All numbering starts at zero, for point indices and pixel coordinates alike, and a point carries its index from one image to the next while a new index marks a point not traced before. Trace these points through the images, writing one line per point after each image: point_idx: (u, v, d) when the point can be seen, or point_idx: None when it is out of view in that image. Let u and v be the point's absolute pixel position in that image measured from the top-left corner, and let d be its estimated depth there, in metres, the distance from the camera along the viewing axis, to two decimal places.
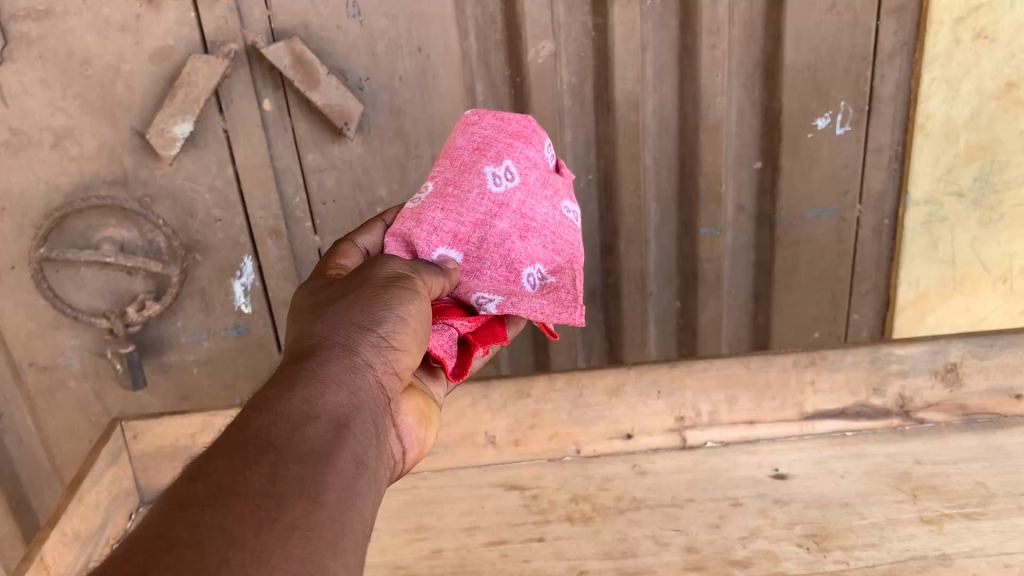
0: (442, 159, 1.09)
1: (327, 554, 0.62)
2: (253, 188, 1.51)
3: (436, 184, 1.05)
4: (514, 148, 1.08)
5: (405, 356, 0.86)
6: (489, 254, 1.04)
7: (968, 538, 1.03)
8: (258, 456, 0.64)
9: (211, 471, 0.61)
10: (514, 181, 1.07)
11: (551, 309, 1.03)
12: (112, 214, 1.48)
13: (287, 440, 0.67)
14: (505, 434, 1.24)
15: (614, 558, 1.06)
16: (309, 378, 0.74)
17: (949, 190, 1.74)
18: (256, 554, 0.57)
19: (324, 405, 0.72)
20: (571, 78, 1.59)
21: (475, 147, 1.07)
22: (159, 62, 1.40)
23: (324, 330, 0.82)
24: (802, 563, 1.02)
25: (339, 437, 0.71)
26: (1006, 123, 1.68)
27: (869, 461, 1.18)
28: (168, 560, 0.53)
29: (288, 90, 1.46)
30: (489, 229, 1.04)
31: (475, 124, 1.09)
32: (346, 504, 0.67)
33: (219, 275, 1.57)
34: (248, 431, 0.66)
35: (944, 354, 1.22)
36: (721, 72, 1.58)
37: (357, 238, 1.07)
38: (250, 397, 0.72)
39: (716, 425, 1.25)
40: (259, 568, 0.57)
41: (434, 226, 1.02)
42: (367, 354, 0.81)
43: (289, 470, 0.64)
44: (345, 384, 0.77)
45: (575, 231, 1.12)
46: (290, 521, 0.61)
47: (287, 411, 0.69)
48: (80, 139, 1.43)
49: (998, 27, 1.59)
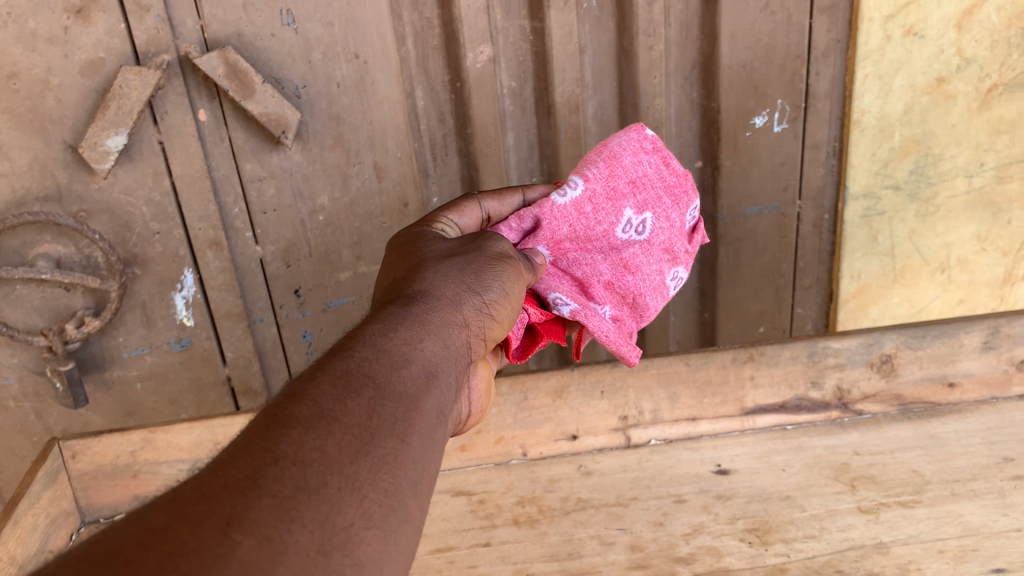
0: (604, 159, 1.07)
1: (415, 493, 0.59)
2: (191, 200, 1.50)
3: (581, 194, 1.05)
4: (662, 203, 1.08)
5: (496, 324, 0.85)
6: (573, 278, 1.08)
7: (903, 526, 1.06)
8: (359, 389, 0.63)
9: (317, 394, 0.60)
10: (641, 235, 1.08)
11: (615, 339, 1.07)
12: (46, 230, 1.45)
13: (387, 378, 0.65)
14: (451, 441, 1.24)
15: (560, 560, 1.07)
16: (408, 322, 0.73)
17: (885, 184, 1.78)
18: (353, 481, 0.56)
19: (420, 348, 0.71)
20: (512, 82, 1.58)
21: (632, 182, 1.07)
22: (90, 75, 1.38)
23: (416, 283, 0.82)
24: (744, 557, 1.04)
25: (432, 382, 0.69)
26: (938, 117, 1.72)
27: (809, 454, 1.20)
28: (275, 472, 0.53)
29: (223, 100, 1.45)
30: (590, 260, 1.07)
31: (647, 155, 1.08)
32: (434, 449, 0.64)
33: (160, 289, 1.55)
34: (352, 365, 0.65)
35: (879, 345, 1.25)
36: (658, 73, 1.60)
37: (484, 199, 1.10)
38: (352, 332, 0.71)
39: (659, 422, 1.26)
40: (354, 492, 0.55)
41: (548, 234, 1.05)
42: (463, 309, 0.80)
43: (386, 407, 0.62)
44: (439, 330, 0.75)
45: (665, 300, 1.12)
46: (381, 454, 0.59)
47: (387, 350, 0.68)
48: (9, 154, 1.40)
49: (926, 24, 1.63)
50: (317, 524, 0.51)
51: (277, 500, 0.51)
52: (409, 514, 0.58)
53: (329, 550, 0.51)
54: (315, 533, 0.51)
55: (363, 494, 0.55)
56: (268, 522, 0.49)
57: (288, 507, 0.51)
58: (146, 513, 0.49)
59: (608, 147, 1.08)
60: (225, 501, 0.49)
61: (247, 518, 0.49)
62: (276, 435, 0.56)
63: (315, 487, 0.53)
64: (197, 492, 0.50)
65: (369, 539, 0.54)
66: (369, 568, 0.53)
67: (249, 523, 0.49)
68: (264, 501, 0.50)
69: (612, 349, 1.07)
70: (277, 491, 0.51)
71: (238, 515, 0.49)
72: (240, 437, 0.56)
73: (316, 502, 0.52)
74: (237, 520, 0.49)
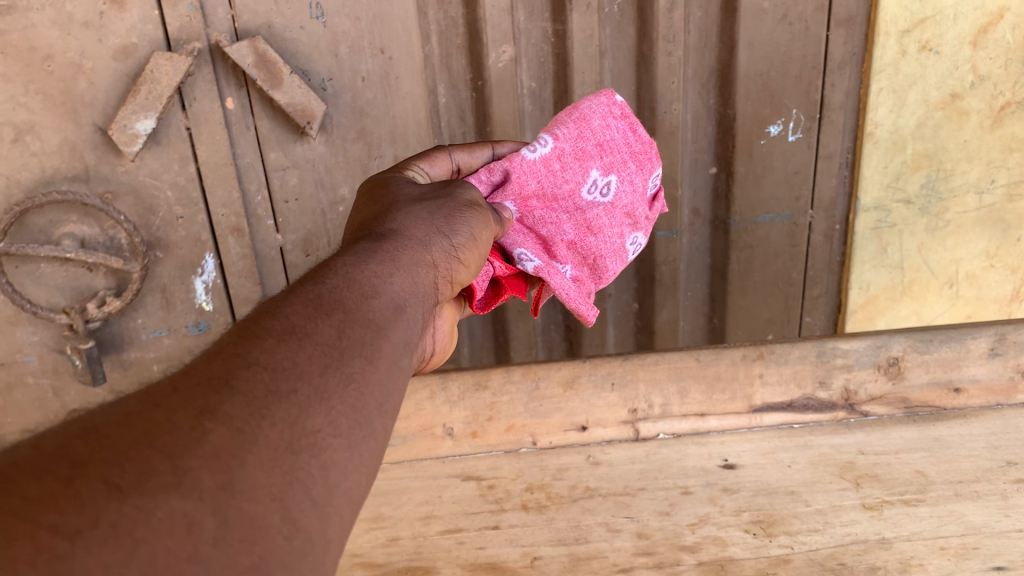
0: (574, 118, 1.09)
1: (379, 413, 0.59)
2: (215, 185, 1.53)
3: (549, 152, 1.07)
4: (627, 168, 1.11)
5: (462, 271, 0.87)
6: (536, 234, 1.09)
7: (906, 523, 1.07)
8: (329, 312, 0.62)
9: (288, 311, 0.60)
10: (605, 197, 1.10)
11: (575, 297, 1.10)
12: (73, 210, 1.48)
13: (357, 304, 0.65)
14: (463, 426, 1.28)
15: (567, 544, 1.09)
16: (380, 260, 0.73)
17: (897, 198, 1.80)
18: (322, 391, 0.55)
19: (390, 284, 0.71)
20: (532, 83, 1.61)
21: (599, 144, 1.09)
22: (123, 59, 1.42)
23: (389, 225, 0.82)
24: (748, 547, 1.06)
25: (400, 316, 0.69)
26: (951, 132, 1.74)
27: (815, 451, 1.22)
28: (246, 372, 0.52)
29: (251, 89, 1.49)
30: (554, 218, 1.09)
31: (615, 118, 1.10)
32: (399, 375, 0.64)
33: (180, 272, 1.58)
34: (323, 289, 0.65)
35: (886, 347, 1.29)
36: (676, 79, 1.63)
37: (454, 151, 1.12)
38: (324, 264, 0.71)
39: (668, 417, 1.29)
40: (323, 401, 0.54)
41: (515, 188, 1.07)
42: (432, 254, 0.82)
43: (355, 331, 0.62)
44: (409, 270, 0.76)
45: (626, 264, 1.14)
46: (350, 371, 0.58)
47: (358, 280, 0.68)
48: (41, 134, 1.43)
49: (942, 40, 1.66)
50: (286, 422, 0.50)
51: (249, 399, 0.50)
52: (373, 430, 0.57)
53: (298, 449, 0.50)
54: (285, 432, 0.50)
55: (332, 405, 0.55)
56: (240, 416, 0.49)
57: (258, 406, 0.50)
58: (116, 404, 0.48)
59: (578, 109, 1.10)
60: (198, 394, 0.48)
61: (220, 411, 0.48)
62: (247, 343, 0.55)
63: (284, 389, 0.52)
64: (168, 387, 0.49)
65: (336, 446, 0.53)
66: (336, 472, 0.52)
67: (221, 414, 0.48)
68: (236, 398, 0.49)
69: (571, 307, 1.10)
70: (247, 389, 0.50)
71: (210, 407, 0.48)
72: (210, 345, 0.56)
73: (286, 404, 0.51)
74: (209, 411, 0.48)
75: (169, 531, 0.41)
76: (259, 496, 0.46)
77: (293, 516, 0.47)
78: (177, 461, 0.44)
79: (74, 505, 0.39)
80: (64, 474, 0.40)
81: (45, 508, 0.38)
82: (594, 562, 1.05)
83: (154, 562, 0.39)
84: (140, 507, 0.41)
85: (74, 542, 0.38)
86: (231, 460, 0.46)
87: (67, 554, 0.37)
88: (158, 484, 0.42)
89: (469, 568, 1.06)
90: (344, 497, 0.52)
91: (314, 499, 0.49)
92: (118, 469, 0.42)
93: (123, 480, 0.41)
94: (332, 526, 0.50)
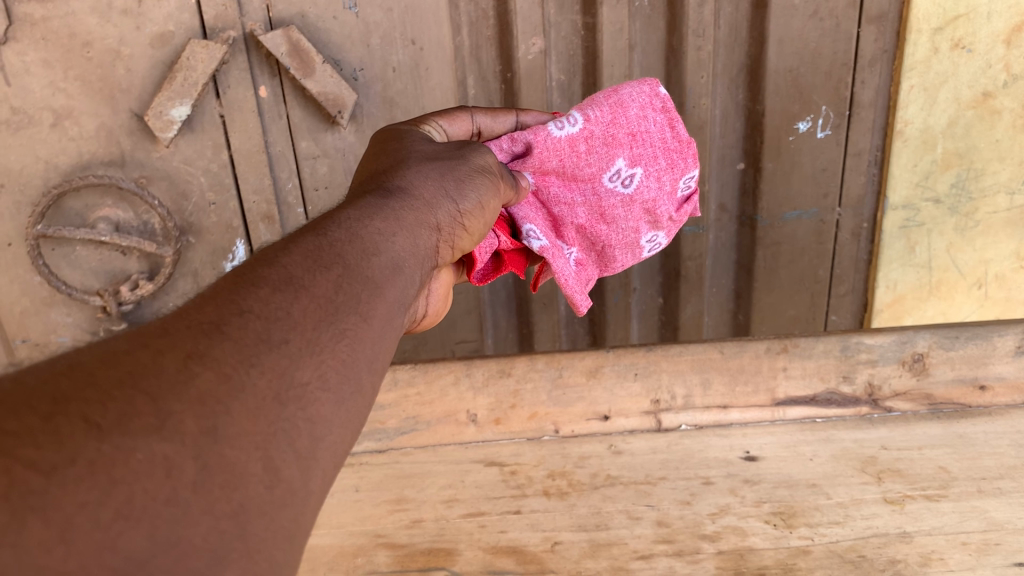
0: (611, 102, 1.09)
1: (370, 369, 0.59)
2: (246, 172, 1.56)
3: (577, 133, 1.08)
4: (657, 163, 1.11)
5: (464, 236, 0.88)
6: (549, 212, 1.12)
7: (928, 518, 1.07)
8: (329, 264, 0.63)
9: (287, 262, 0.61)
10: (626, 187, 1.11)
11: (571, 285, 1.11)
12: (109, 193, 1.51)
13: (359, 259, 0.66)
14: (486, 413, 1.30)
15: (588, 530, 1.10)
16: (383, 217, 0.74)
17: (926, 196, 1.79)
18: (315, 343, 0.55)
19: (392, 242, 0.72)
20: (561, 76, 1.61)
21: (632, 134, 1.09)
22: (160, 47, 1.45)
23: (397, 182, 0.83)
24: (769, 538, 1.06)
25: (399, 274, 0.70)
26: (983, 131, 1.73)
27: (837, 446, 1.22)
28: (238, 319, 0.52)
29: (284, 78, 1.50)
30: (570, 199, 1.11)
31: (651, 110, 1.10)
32: (391, 333, 0.65)
33: (212, 257, 1.61)
34: (324, 241, 0.66)
35: (911, 344, 1.29)
36: (705, 73, 1.63)
37: (476, 113, 1.12)
38: (328, 215, 0.72)
39: (690, 408, 1.30)
40: (314, 354, 0.55)
41: (536, 162, 1.08)
42: (437, 216, 0.82)
43: (354, 285, 0.63)
44: (412, 231, 0.76)
45: (636, 256, 1.17)
46: (345, 326, 0.59)
47: (361, 236, 0.69)
48: (79, 120, 1.47)
49: (975, 38, 1.64)
50: (277, 369, 0.51)
51: (238, 345, 0.51)
52: (362, 386, 0.58)
53: (284, 400, 0.51)
54: (273, 382, 0.50)
55: (324, 358, 0.55)
56: (227, 362, 0.49)
57: (249, 353, 0.51)
58: (105, 342, 0.48)
59: (618, 94, 1.10)
60: (188, 338, 0.49)
61: (207, 355, 0.49)
62: (242, 290, 0.56)
63: (276, 338, 0.53)
64: (157, 328, 0.50)
65: (324, 400, 0.54)
66: (322, 426, 0.52)
67: (208, 359, 0.48)
68: (226, 344, 0.50)
69: (565, 293, 1.11)
70: (239, 335, 0.51)
71: (199, 351, 0.49)
72: (205, 287, 0.56)
73: (277, 353, 0.52)
74: (197, 355, 0.48)
75: (148, 474, 0.41)
76: (242, 444, 0.46)
77: (276, 466, 0.48)
78: (160, 404, 0.44)
79: (52, 442, 0.39)
80: (44, 410, 0.40)
81: (22, 442, 0.38)
82: (614, 549, 1.07)
83: (128, 501, 0.40)
84: (119, 448, 0.41)
85: (49, 479, 0.38)
86: (215, 407, 0.46)
87: (42, 490, 0.37)
88: (140, 425, 0.42)
89: (490, 551, 1.08)
90: (328, 449, 0.52)
91: (298, 451, 0.50)
92: (99, 409, 0.42)
93: (103, 421, 0.41)
94: (313, 478, 0.50)
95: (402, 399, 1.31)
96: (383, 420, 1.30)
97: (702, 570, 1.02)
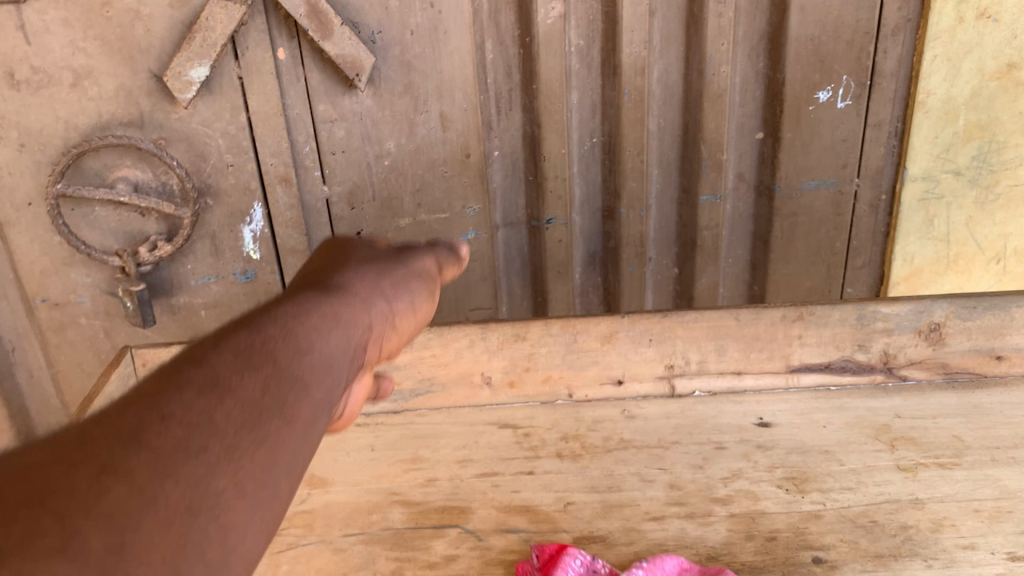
0: None
1: (323, 390, 0.60)
2: (264, 135, 1.56)
3: None
4: None
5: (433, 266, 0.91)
6: None
7: (941, 485, 1.08)
8: (275, 306, 0.67)
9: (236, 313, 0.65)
10: None
11: None
12: (127, 154, 1.53)
13: (309, 296, 0.70)
14: (500, 377, 1.31)
15: (600, 491, 1.12)
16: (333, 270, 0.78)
17: (946, 168, 1.77)
18: (255, 360, 0.57)
19: (342, 279, 0.76)
20: (580, 40, 1.61)
21: None
22: (178, 7, 1.45)
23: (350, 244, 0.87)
24: (780, 503, 1.07)
25: (351, 300, 0.72)
26: (1005, 103, 1.71)
27: (851, 414, 1.22)
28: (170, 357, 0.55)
29: (302, 40, 1.51)
30: None
31: None
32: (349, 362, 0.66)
33: (230, 220, 1.62)
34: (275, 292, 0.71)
35: (928, 313, 1.27)
36: (726, 40, 1.61)
37: None
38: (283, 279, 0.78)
39: (705, 374, 1.30)
40: (258, 367, 0.56)
41: None
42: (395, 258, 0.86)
43: (302, 314, 0.65)
44: (365, 270, 0.79)
45: None
46: (289, 345, 0.61)
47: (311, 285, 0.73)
48: (99, 80, 1.48)
49: (1001, 7, 1.62)
50: (254, 393, 0.54)
51: (167, 372, 0.53)
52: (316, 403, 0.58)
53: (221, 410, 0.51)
54: (207, 392, 0.51)
55: (268, 375, 0.56)
56: (155, 386, 0.51)
57: (178, 374, 0.52)
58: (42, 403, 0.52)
59: None
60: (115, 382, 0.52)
61: (133, 390, 0.51)
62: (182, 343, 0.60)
63: (254, 360, 0.57)
64: None
65: (271, 413, 0.54)
66: (265, 439, 0.52)
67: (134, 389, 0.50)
68: (154, 376, 0.52)
69: None
70: (217, 360, 0.55)
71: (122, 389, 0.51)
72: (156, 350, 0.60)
73: (214, 368, 0.54)
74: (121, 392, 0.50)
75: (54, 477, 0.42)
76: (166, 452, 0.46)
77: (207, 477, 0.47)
78: (75, 430, 0.46)
79: None
80: None
81: None
82: (626, 510, 1.08)
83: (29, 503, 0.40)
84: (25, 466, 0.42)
85: None
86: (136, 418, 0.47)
87: None
88: (48, 448, 0.44)
89: (503, 510, 1.10)
90: (275, 467, 0.52)
91: (236, 463, 0.49)
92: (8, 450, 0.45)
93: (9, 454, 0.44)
94: (252, 496, 0.49)
95: (418, 360, 1.31)
96: (398, 381, 1.32)
97: (713, 532, 1.03)
